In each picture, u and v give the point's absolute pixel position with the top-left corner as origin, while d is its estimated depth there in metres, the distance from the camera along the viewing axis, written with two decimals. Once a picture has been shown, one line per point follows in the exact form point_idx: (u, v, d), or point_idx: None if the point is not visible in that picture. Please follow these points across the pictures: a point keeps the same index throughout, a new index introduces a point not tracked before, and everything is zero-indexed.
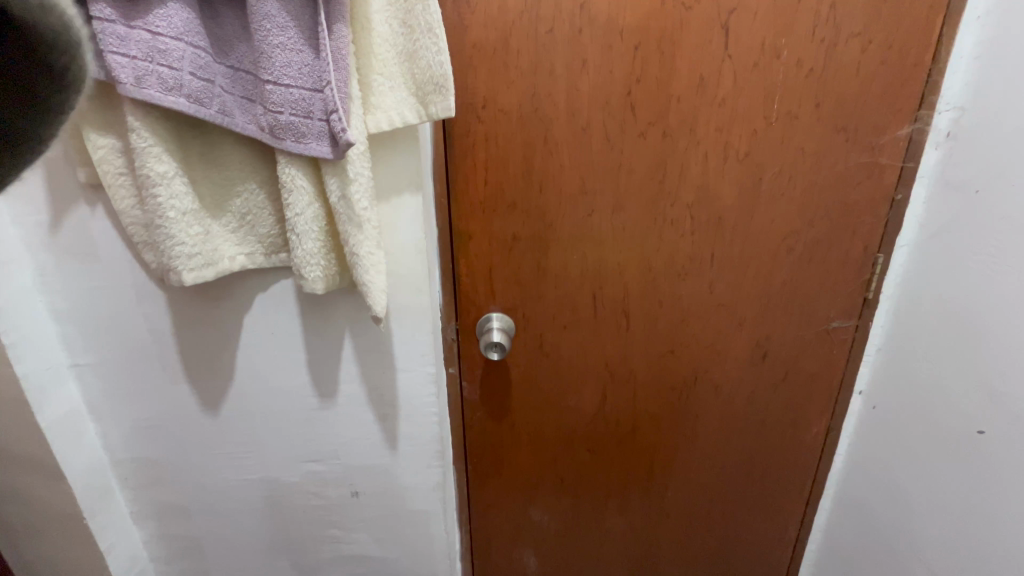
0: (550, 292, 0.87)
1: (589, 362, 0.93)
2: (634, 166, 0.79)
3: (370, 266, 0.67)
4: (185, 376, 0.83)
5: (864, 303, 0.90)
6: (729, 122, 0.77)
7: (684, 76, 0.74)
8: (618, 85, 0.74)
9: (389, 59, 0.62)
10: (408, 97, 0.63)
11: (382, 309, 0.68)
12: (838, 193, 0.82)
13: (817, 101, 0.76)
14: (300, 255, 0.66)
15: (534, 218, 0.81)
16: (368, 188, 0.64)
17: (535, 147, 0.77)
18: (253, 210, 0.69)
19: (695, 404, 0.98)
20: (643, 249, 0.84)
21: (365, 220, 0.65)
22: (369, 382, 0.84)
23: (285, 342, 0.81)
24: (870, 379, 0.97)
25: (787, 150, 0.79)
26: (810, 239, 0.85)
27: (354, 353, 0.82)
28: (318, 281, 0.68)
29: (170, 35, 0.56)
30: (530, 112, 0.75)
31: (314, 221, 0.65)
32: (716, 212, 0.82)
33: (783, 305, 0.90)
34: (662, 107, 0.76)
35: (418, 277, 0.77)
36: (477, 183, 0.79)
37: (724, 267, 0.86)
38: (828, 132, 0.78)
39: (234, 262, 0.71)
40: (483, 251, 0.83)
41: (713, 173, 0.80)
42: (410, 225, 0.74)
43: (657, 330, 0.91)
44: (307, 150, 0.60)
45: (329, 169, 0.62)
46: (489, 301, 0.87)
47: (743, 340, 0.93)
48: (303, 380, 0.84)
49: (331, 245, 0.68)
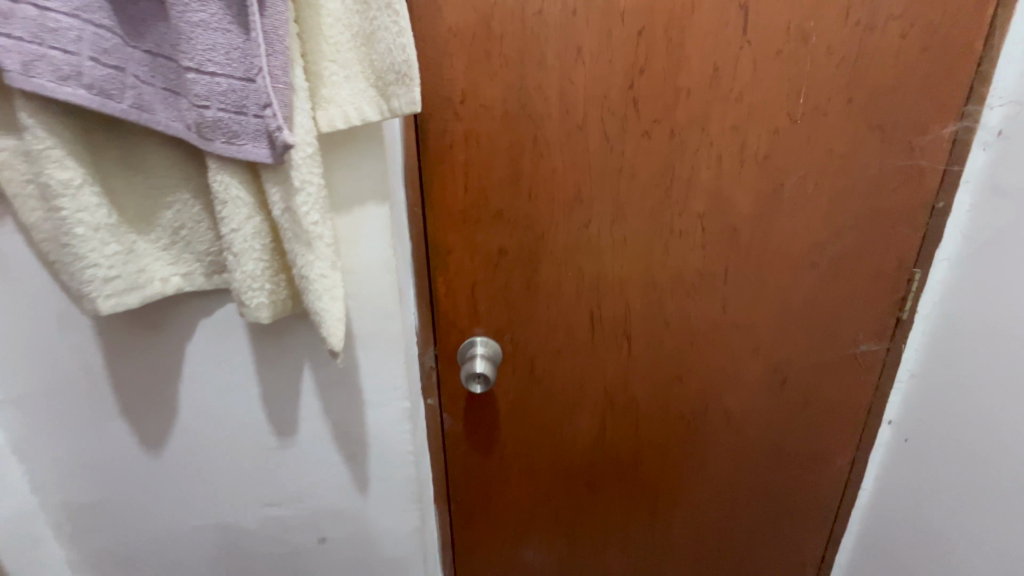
0: (541, 313, 0.75)
1: (586, 391, 0.81)
2: (638, 170, 0.68)
3: (324, 292, 0.56)
4: (121, 412, 0.72)
5: (896, 323, 0.80)
6: (747, 119, 0.66)
7: (695, 65, 0.63)
8: (618, 76, 0.63)
9: (343, 43, 0.51)
10: (367, 88, 0.53)
11: (340, 341, 0.58)
12: (871, 201, 0.71)
13: (849, 94, 0.66)
14: (239, 278, 0.55)
15: (522, 230, 0.70)
16: (319, 198, 0.53)
17: (523, 148, 0.66)
18: (188, 224, 0.58)
19: (707, 439, 0.86)
20: (647, 265, 0.73)
21: (315, 237, 0.54)
22: (334, 419, 0.74)
23: (235, 373, 0.71)
24: (901, 407, 0.86)
25: (814, 151, 0.68)
26: (837, 252, 0.74)
27: (314, 386, 0.71)
28: (263, 308, 0.57)
29: (64, 12, 0.46)
30: (517, 108, 0.64)
31: (255, 238, 0.54)
32: (731, 222, 0.71)
33: (805, 327, 0.79)
34: (669, 102, 0.65)
35: (387, 300, 0.67)
36: (456, 190, 0.68)
37: (740, 285, 0.75)
38: (862, 130, 0.67)
39: (166, 284, 0.60)
40: (465, 268, 0.72)
41: (728, 178, 0.69)
42: (376, 239, 0.63)
43: (663, 355, 0.79)
44: (240, 153, 0.49)
45: (268, 176, 0.51)
46: (472, 325, 0.76)
47: (761, 368, 0.81)
48: (257, 414, 0.73)
49: (278, 266, 0.57)
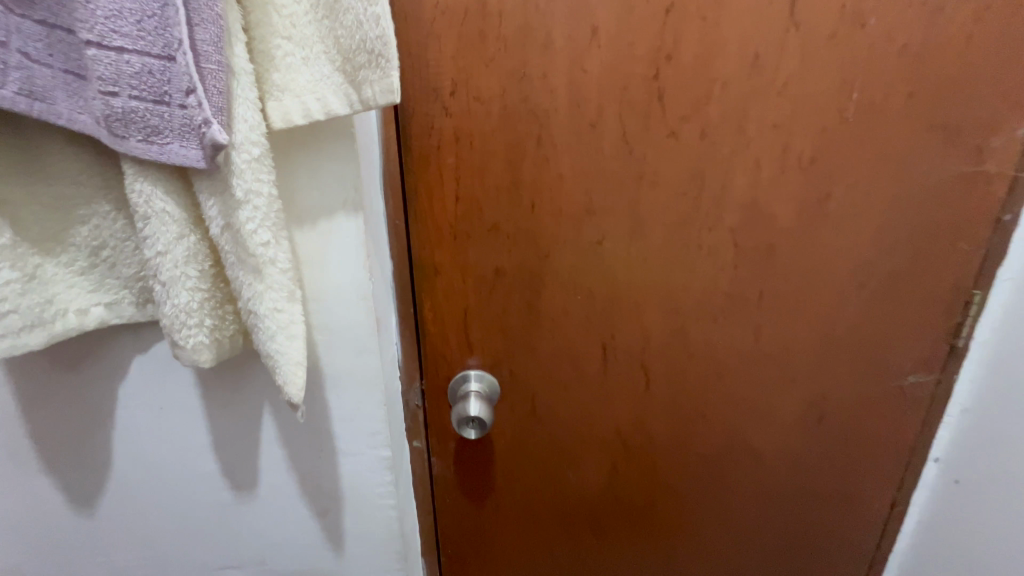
0: (544, 342, 0.64)
1: (596, 431, 0.70)
2: (660, 177, 0.57)
3: (278, 330, 0.45)
4: (41, 465, 0.59)
5: (949, 351, 0.70)
6: (791, 117, 0.56)
7: (732, 52, 0.53)
8: (640, 64, 0.53)
9: (299, 15, 0.40)
10: (331, 73, 0.41)
11: (301, 392, 0.46)
12: (928, 213, 0.61)
13: (909, 89, 0.56)
14: (168, 313, 0.44)
15: (524, 247, 0.59)
16: (271, 213, 0.42)
17: (525, 151, 0.55)
18: (109, 242, 0.47)
19: (732, 482, 0.76)
20: (669, 287, 0.63)
21: (264, 262, 0.42)
22: (302, 470, 0.62)
23: (181, 418, 0.59)
24: (949, 444, 0.76)
25: (866, 155, 0.58)
26: (887, 272, 0.64)
27: (277, 433, 0.60)
28: (202, 349, 0.46)
29: None
30: (518, 101, 0.53)
31: (188, 263, 0.43)
32: (768, 237, 0.61)
33: (847, 356, 0.69)
34: (700, 96, 0.54)
35: (363, 334, 0.56)
36: (445, 200, 0.56)
37: (775, 309, 0.65)
38: (923, 130, 0.57)
39: (85, 317, 0.48)
40: (455, 292, 0.61)
41: (766, 186, 0.59)
42: (347, 261, 0.52)
43: (685, 389, 0.69)
44: (162, 154, 0.38)
45: (202, 185, 0.40)
46: (464, 357, 0.65)
47: (795, 402, 0.71)
48: (210, 465, 0.62)
49: (220, 296, 0.46)
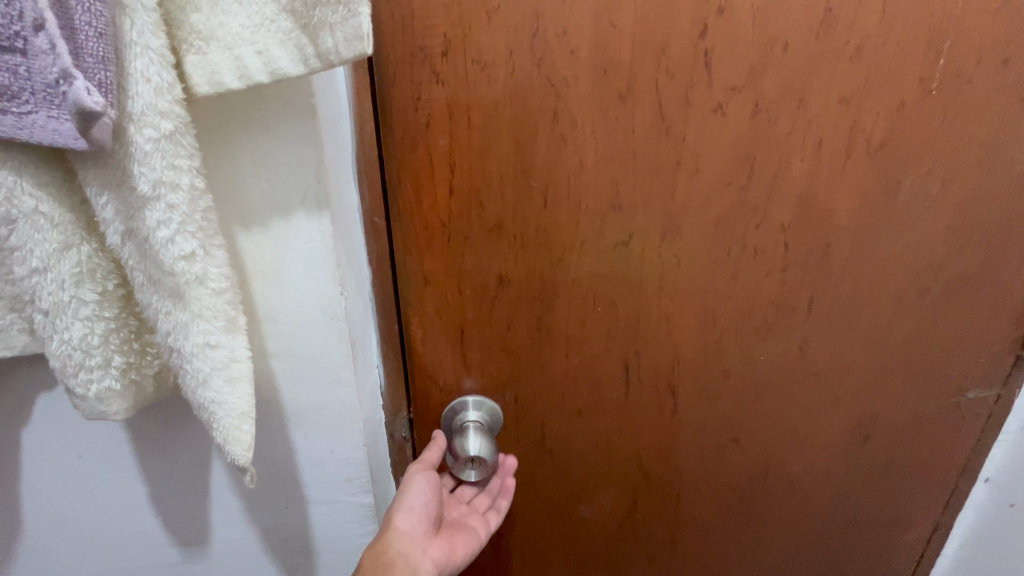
0: (556, 364, 0.54)
1: (614, 460, 0.60)
2: (702, 164, 0.47)
3: (212, 373, 0.32)
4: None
5: (1014, 362, 0.61)
6: (863, 89, 0.45)
7: (799, 4, 0.42)
8: (685, 18, 0.41)
9: None
10: (276, 14, 0.28)
11: (248, 451, 0.34)
12: (1009, 206, 0.52)
13: (1006, 54, 0.45)
14: (57, 352, 0.33)
15: (535, 249, 0.48)
16: (196, 213, 0.29)
17: (538, 130, 0.44)
18: None
19: (764, 510, 0.67)
20: (706, 297, 0.52)
21: (188, 282, 0.30)
22: (265, 524, 0.51)
23: (105, 469, 0.46)
24: (1002, 463, 0.68)
25: (946, 136, 0.48)
26: (956, 275, 0.55)
27: (231, 482, 0.48)
28: (112, 398, 0.35)
29: None
30: (530, 65, 0.41)
31: (80, 285, 0.32)
32: (824, 235, 0.51)
33: (901, 371, 0.60)
34: (756, 61, 0.43)
35: (336, 363, 0.44)
36: (436, 193, 0.45)
37: (826, 319, 0.55)
38: (1015, 107, 0.48)
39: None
40: (449, 307, 0.49)
41: (827, 174, 0.48)
42: (311, 272, 0.40)
43: (717, 413, 0.59)
44: (21, 129, 0.25)
45: (89, 172, 0.28)
46: (460, 382, 0.53)
47: (841, 423, 0.62)
48: (147, 521, 0.50)
49: (132, 326, 0.34)
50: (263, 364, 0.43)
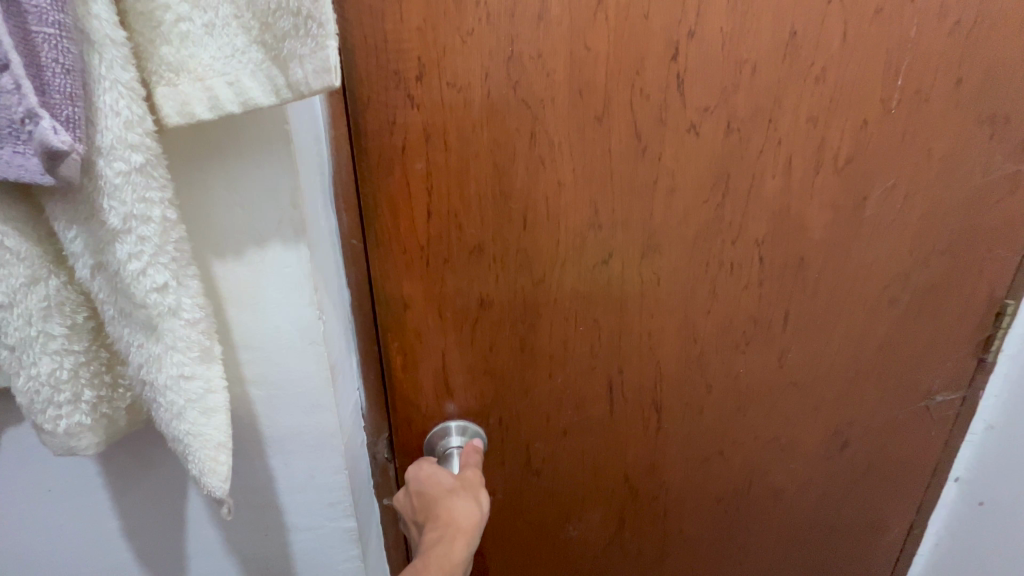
0: (539, 385, 0.53)
1: (601, 478, 0.60)
2: (678, 181, 0.47)
3: (187, 406, 0.30)
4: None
5: (978, 365, 0.63)
6: (829, 108, 0.47)
7: (766, 28, 0.43)
8: (657, 42, 0.42)
9: None
10: (247, 46, 0.27)
11: (226, 482, 0.32)
12: (967, 217, 0.54)
13: (958, 74, 0.48)
14: (23, 388, 0.30)
15: (516, 270, 0.48)
16: (170, 245, 0.28)
17: (515, 152, 0.43)
18: None
19: (748, 518, 0.67)
20: (686, 312, 0.53)
21: (159, 315, 0.28)
22: (245, 552, 0.48)
23: (74, 504, 0.43)
24: (971, 463, 0.68)
25: (908, 152, 0.50)
26: (922, 284, 0.57)
27: (209, 512, 0.46)
28: (82, 432, 0.32)
29: None
30: (506, 87, 0.41)
31: (47, 320, 0.29)
32: (797, 250, 0.52)
33: (875, 379, 0.61)
34: (727, 81, 0.44)
35: (315, 389, 0.43)
36: (413, 216, 0.44)
37: (803, 332, 0.56)
38: (969, 123, 0.50)
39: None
40: (429, 331, 0.49)
41: (798, 189, 0.49)
42: (288, 298, 0.39)
43: (701, 426, 0.59)
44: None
45: (53, 203, 0.26)
46: (442, 406, 0.52)
47: (821, 429, 0.63)
48: (117, 557, 0.46)
49: (104, 358, 0.32)
50: (239, 394, 0.41)
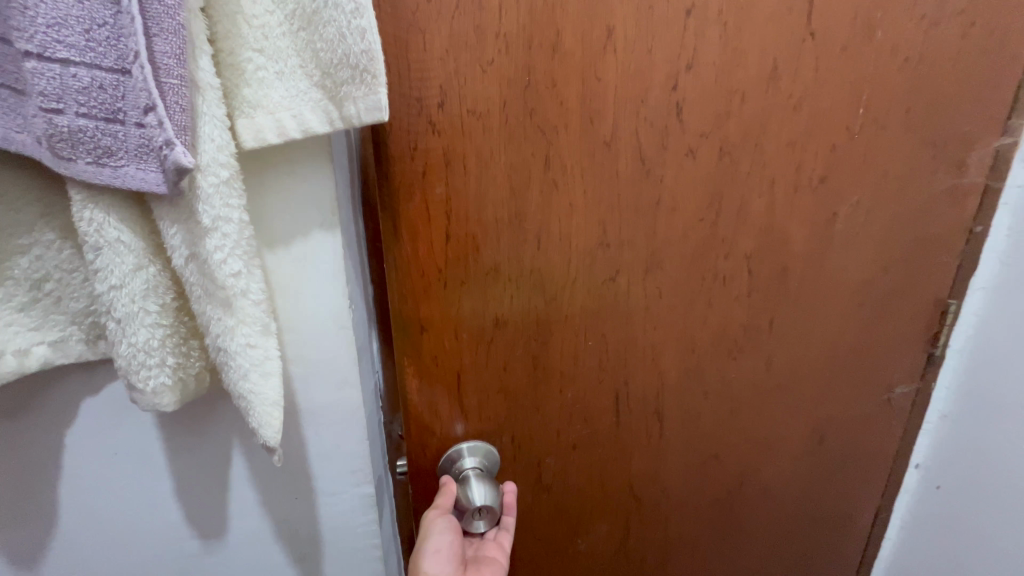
0: (551, 401, 0.54)
1: (608, 489, 0.61)
2: (678, 201, 0.50)
3: (251, 369, 0.36)
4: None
5: (929, 359, 0.70)
6: (807, 133, 0.52)
7: (753, 63, 0.47)
8: (661, 72, 0.45)
9: (270, 22, 0.33)
10: (309, 87, 0.34)
11: (278, 434, 0.38)
12: (919, 228, 0.61)
13: (908, 104, 0.54)
14: (124, 353, 0.35)
15: (530, 290, 0.49)
16: (243, 240, 0.34)
17: (531, 176, 0.45)
18: (49, 274, 0.37)
19: (739, 515, 0.71)
20: (685, 323, 0.56)
21: (236, 296, 0.35)
22: (278, 511, 0.51)
23: (133, 469, 0.47)
24: (929, 451, 0.75)
25: (870, 172, 0.56)
26: (884, 289, 0.63)
27: (252, 477, 0.49)
28: (165, 392, 0.37)
29: None
30: (523, 114, 0.43)
31: (147, 297, 0.35)
32: (781, 261, 0.57)
33: (848, 378, 0.67)
34: (721, 110, 0.48)
35: (344, 371, 0.47)
36: (432, 238, 0.44)
37: (787, 337, 0.61)
38: (918, 147, 0.57)
39: (26, 358, 0.38)
40: (445, 354, 0.48)
41: (781, 206, 0.54)
42: (324, 287, 0.44)
43: (699, 431, 0.62)
44: (114, 178, 0.30)
45: (161, 207, 0.32)
46: (457, 428, 0.52)
47: (802, 427, 0.67)
48: (170, 518, 0.49)
49: (184, 331, 0.37)
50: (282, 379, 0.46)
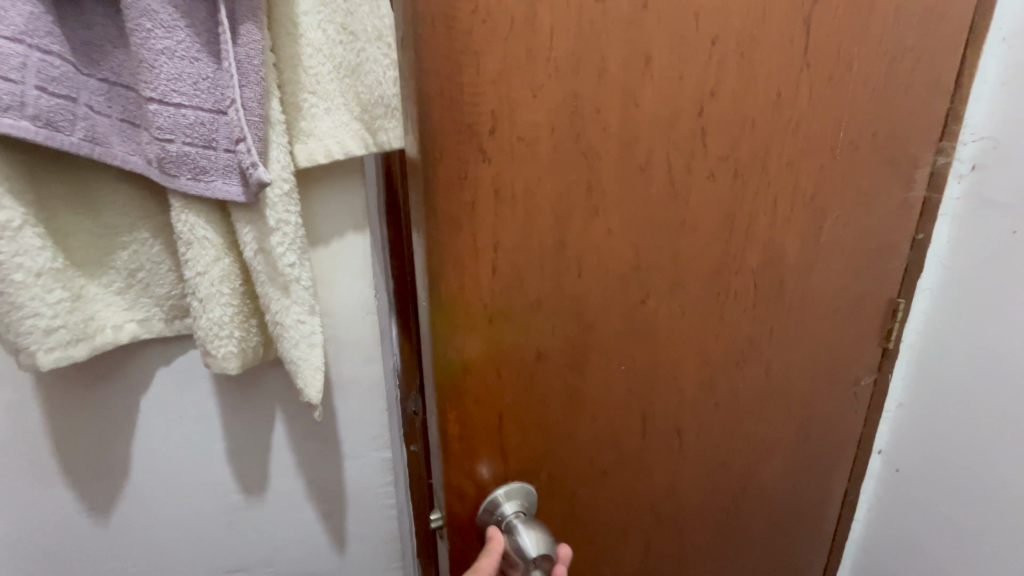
0: (587, 430, 0.53)
1: (634, 511, 0.61)
2: (699, 222, 0.51)
3: (299, 340, 0.46)
4: (56, 473, 0.54)
5: (883, 353, 0.77)
6: (801, 156, 0.56)
7: (760, 90, 0.50)
8: (689, 98, 0.46)
9: (324, 73, 0.44)
10: (351, 121, 0.46)
11: (319, 392, 0.49)
12: (879, 236, 0.68)
13: (873, 129, 0.60)
14: (204, 327, 0.44)
15: (569, 319, 0.47)
16: (298, 237, 0.44)
17: (575, 203, 0.43)
18: (146, 265, 0.48)
19: (742, 515, 0.74)
20: (702, 338, 0.57)
21: (293, 282, 0.45)
22: (310, 453, 0.61)
23: (193, 428, 0.57)
24: (891, 438, 0.83)
25: (845, 189, 0.61)
26: (854, 294, 0.69)
27: (290, 436, 0.60)
28: (231, 357, 0.45)
29: (4, 35, 0.36)
30: (569, 139, 0.41)
31: (223, 282, 0.43)
32: (780, 273, 0.60)
33: (826, 375, 0.72)
34: (735, 134, 0.50)
35: (367, 345, 0.59)
36: (479, 274, 0.41)
37: (783, 344, 0.65)
38: (881, 166, 0.63)
39: (120, 332, 0.49)
40: (487, 394, 0.45)
41: (780, 222, 0.57)
42: (354, 274, 0.55)
43: (711, 441, 0.64)
44: (208, 190, 0.40)
45: (240, 215, 0.42)
46: (495, 472, 0.49)
47: (791, 425, 0.72)
48: (221, 474, 0.60)
49: (249, 310, 0.46)
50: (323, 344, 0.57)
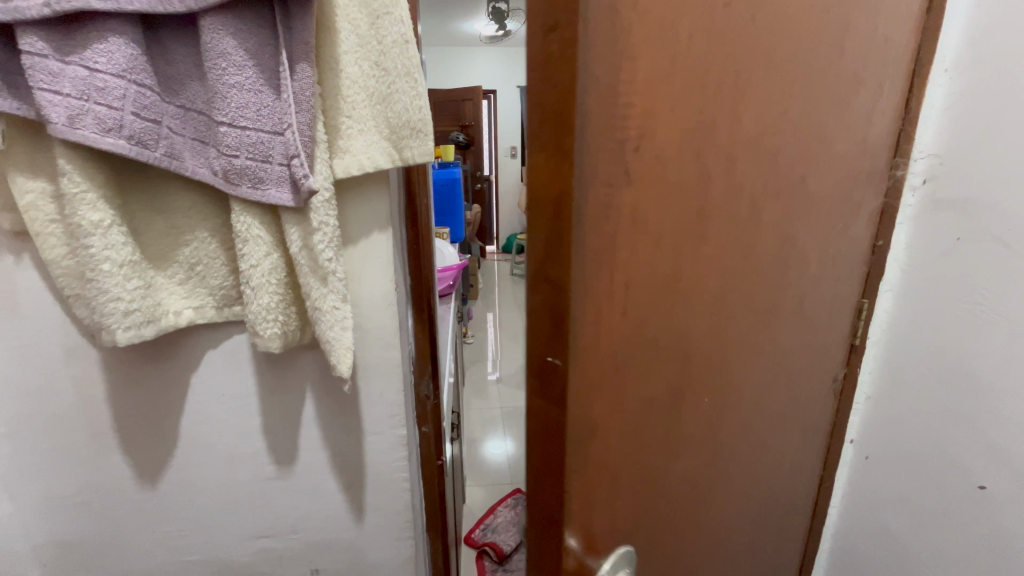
0: (674, 472, 0.52)
1: (697, 540, 0.61)
2: (767, 245, 0.53)
3: (330, 317, 0.59)
4: (120, 446, 0.69)
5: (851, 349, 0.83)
6: (827, 172, 0.59)
7: (812, 110, 0.52)
8: (774, 119, 0.47)
9: (359, 102, 0.57)
10: (380, 139, 0.58)
11: (348, 367, 0.61)
12: (857, 245, 0.73)
13: (864, 145, 0.65)
14: (256, 310, 0.58)
15: (674, 351, 0.47)
16: (334, 237, 0.57)
17: (690, 234, 0.43)
18: (204, 260, 0.60)
19: (758, 527, 0.77)
20: (757, 357, 0.59)
21: (330, 272, 0.58)
22: (333, 426, 0.72)
23: (238, 403, 0.70)
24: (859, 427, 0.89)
25: (851, 203, 0.66)
26: (842, 300, 0.74)
27: (318, 411, 0.71)
28: (275, 337, 0.59)
29: (112, 72, 0.48)
30: (694, 164, 0.40)
31: (272, 273, 0.57)
32: (804, 291, 0.64)
33: (817, 380, 0.77)
34: (797, 151, 0.51)
35: (388, 333, 0.69)
36: (613, 314, 0.39)
37: (798, 356, 0.69)
38: (866, 179, 0.69)
39: (179, 317, 0.61)
40: (610, 440, 0.43)
41: (812, 238, 0.61)
42: (378, 270, 0.66)
43: (751, 458, 0.66)
44: (264, 197, 0.53)
45: (290, 218, 0.55)
46: (608, 523, 0.45)
47: (794, 429, 0.76)
48: (258, 444, 0.72)
49: (290, 298, 0.60)
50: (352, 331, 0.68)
